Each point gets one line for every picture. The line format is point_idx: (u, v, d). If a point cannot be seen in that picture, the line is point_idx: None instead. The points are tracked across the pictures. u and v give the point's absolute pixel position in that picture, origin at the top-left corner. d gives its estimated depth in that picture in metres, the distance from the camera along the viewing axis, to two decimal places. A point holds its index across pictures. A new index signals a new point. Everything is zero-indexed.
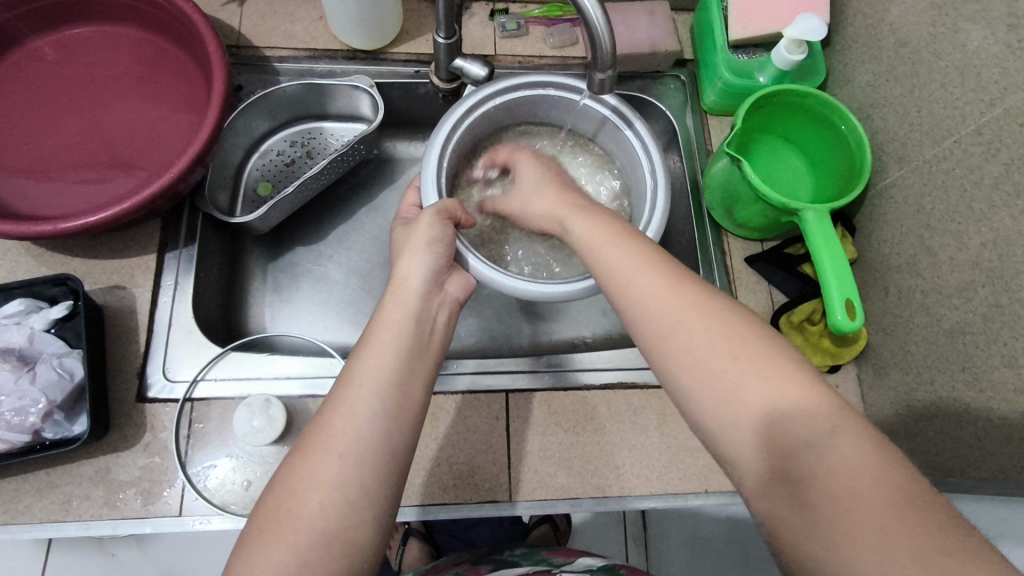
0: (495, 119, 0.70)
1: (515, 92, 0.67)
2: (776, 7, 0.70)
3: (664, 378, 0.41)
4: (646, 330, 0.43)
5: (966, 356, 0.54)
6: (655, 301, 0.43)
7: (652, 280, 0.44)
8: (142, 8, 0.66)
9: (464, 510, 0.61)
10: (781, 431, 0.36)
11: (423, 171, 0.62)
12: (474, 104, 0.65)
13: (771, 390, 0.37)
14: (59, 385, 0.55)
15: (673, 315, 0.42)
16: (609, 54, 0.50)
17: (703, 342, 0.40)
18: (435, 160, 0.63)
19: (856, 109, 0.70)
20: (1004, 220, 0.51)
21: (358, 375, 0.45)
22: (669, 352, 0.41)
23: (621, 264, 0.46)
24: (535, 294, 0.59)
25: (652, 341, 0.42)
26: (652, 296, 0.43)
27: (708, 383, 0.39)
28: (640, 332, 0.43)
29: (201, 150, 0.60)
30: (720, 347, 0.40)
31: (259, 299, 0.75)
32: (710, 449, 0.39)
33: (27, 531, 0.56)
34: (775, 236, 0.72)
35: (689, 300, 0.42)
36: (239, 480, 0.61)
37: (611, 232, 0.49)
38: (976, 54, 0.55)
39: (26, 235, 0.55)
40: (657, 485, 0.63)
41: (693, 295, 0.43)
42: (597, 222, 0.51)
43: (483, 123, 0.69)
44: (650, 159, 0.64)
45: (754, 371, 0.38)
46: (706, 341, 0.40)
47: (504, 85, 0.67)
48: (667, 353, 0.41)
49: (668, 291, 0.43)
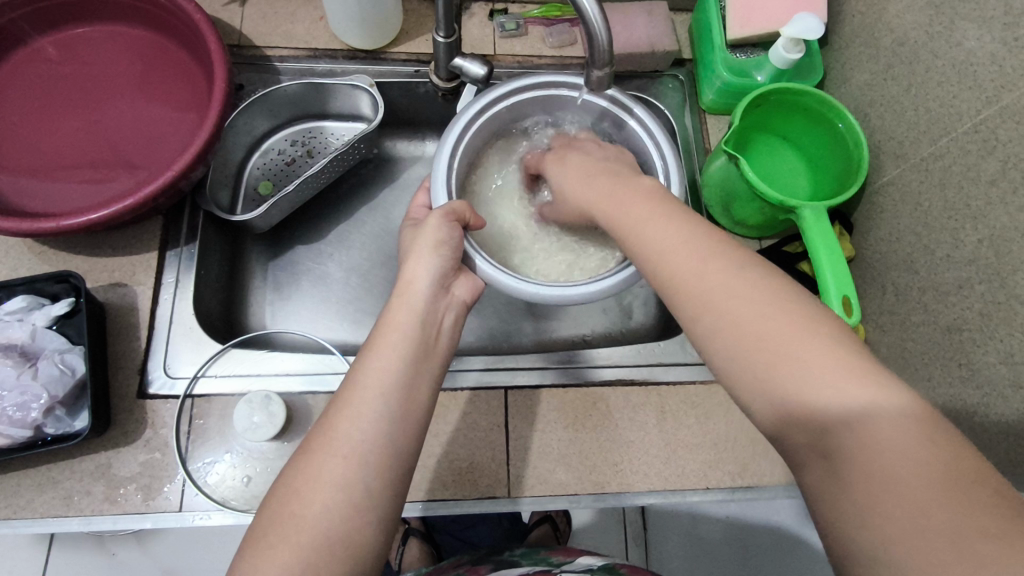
0: (501, 121, 0.69)
1: (519, 95, 0.66)
2: (774, 6, 0.70)
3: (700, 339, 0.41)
4: (681, 303, 0.42)
5: (963, 354, 0.54)
6: (682, 274, 0.43)
7: (671, 264, 0.44)
8: (143, 8, 0.67)
9: (463, 506, 0.61)
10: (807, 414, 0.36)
11: (433, 178, 0.61)
12: (483, 108, 0.65)
13: (796, 365, 0.36)
14: (61, 380, 0.56)
15: (702, 285, 0.42)
16: (606, 52, 0.50)
17: (728, 314, 0.40)
18: (445, 161, 0.62)
19: (854, 107, 0.70)
20: (1000, 217, 0.52)
21: (362, 377, 0.46)
22: (697, 324, 0.41)
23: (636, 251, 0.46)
24: (546, 298, 0.58)
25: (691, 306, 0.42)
26: (682, 270, 0.43)
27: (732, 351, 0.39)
28: (676, 301, 0.43)
29: (203, 148, 0.61)
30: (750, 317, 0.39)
31: (260, 298, 0.76)
32: (744, 412, 0.40)
33: (27, 525, 0.56)
34: (772, 234, 0.73)
35: (718, 270, 0.42)
36: (239, 476, 0.61)
37: (634, 209, 0.49)
38: (971, 53, 0.55)
39: (29, 231, 0.56)
40: (656, 482, 0.63)
41: (721, 266, 0.42)
42: (612, 211, 0.50)
43: (490, 127, 0.68)
44: (658, 145, 0.64)
45: (773, 347, 0.38)
46: (734, 312, 0.40)
47: (509, 88, 0.65)
48: (696, 323, 0.41)
49: (687, 261, 0.43)
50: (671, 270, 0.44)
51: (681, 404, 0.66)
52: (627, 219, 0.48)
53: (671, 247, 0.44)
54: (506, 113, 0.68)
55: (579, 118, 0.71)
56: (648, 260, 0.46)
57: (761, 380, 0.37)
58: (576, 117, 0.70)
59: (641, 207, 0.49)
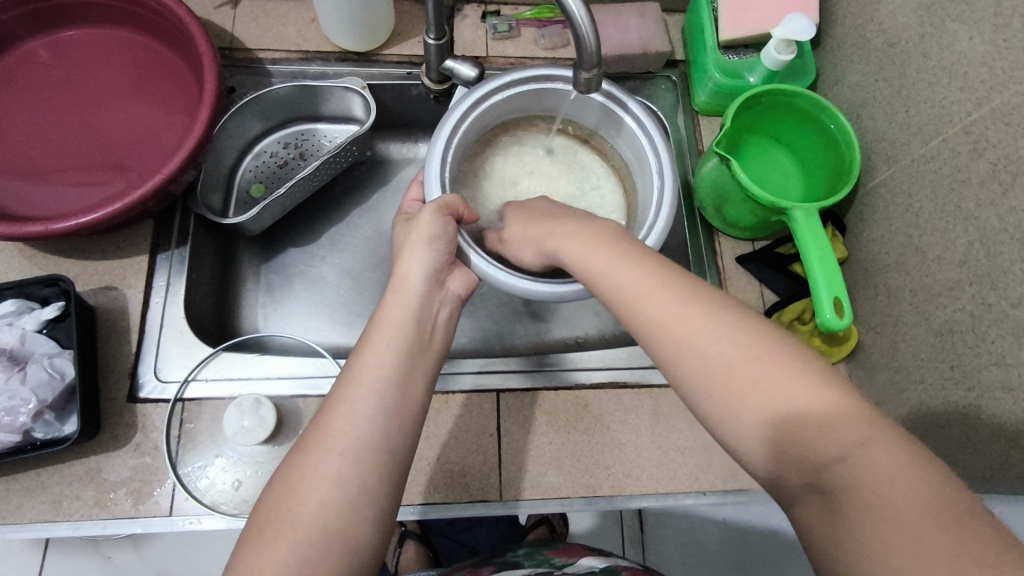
0: (500, 110, 0.68)
1: (519, 86, 0.66)
2: (766, 7, 0.70)
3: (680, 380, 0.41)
4: (652, 343, 0.43)
5: (955, 356, 0.54)
6: (654, 305, 0.43)
7: (645, 292, 0.44)
8: (134, 11, 0.66)
9: (455, 510, 0.61)
10: (794, 438, 0.36)
11: (427, 169, 0.61)
12: (477, 99, 0.64)
13: (781, 396, 0.37)
14: (50, 385, 0.55)
15: (674, 316, 0.42)
16: (595, 54, 0.50)
17: (701, 346, 0.41)
18: (439, 154, 0.62)
19: (847, 108, 0.70)
20: (991, 218, 0.51)
21: (355, 374, 0.45)
22: (668, 354, 0.42)
23: (617, 266, 0.47)
24: (541, 294, 0.57)
25: (664, 348, 0.42)
26: (656, 305, 0.43)
27: (704, 382, 0.40)
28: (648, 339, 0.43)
29: (193, 151, 0.60)
30: (726, 347, 0.40)
31: (252, 300, 0.76)
32: (730, 455, 0.40)
33: (17, 530, 0.56)
34: (765, 236, 0.73)
35: (690, 301, 0.43)
36: (230, 480, 0.61)
37: (612, 240, 0.50)
38: (962, 54, 0.55)
39: (18, 236, 0.55)
40: (648, 485, 0.63)
41: (690, 299, 0.43)
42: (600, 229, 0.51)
43: (489, 117, 0.68)
44: (652, 147, 0.64)
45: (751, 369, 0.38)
46: (704, 343, 0.41)
47: (510, 79, 0.65)
48: (673, 362, 0.42)
49: (662, 297, 0.43)
50: (646, 294, 0.44)
51: (674, 406, 0.66)
52: (589, 256, 0.49)
53: (636, 279, 0.45)
54: (501, 104, 0.67)
55: (576, 112, 0.70)
56: (614, 298, 0.46)
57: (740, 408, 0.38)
58: (573, 109, 0.70)
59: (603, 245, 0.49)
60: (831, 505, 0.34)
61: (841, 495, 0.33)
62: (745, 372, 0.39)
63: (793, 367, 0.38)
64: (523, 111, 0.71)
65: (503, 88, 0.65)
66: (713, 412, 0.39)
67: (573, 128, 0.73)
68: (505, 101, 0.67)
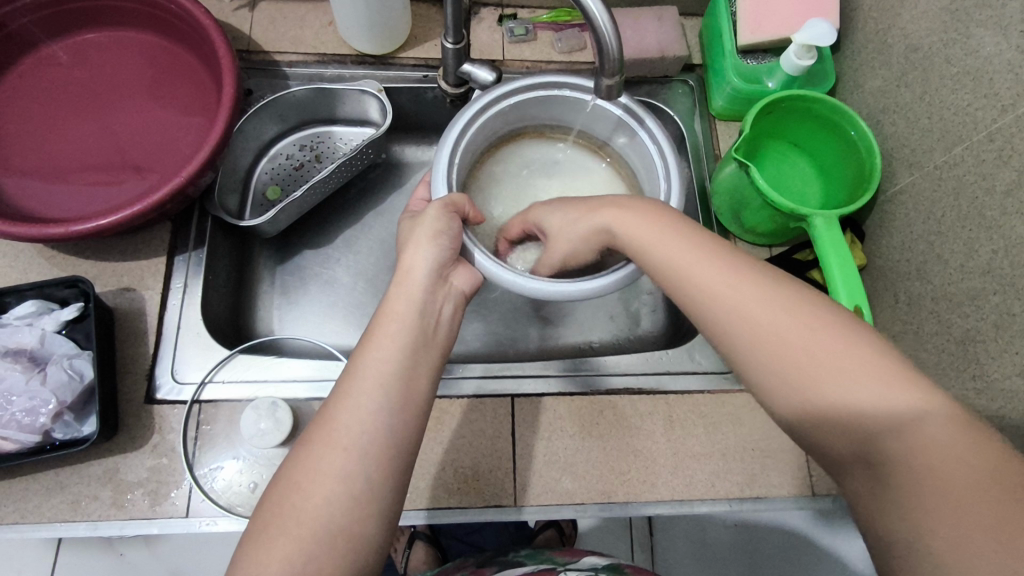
0: (516, 113, 0.69)
1: (531, 94, 0.67)
2: (786, 11, 0.70)
3: (768, 396, 0.40)
4: (736, 348, 0.41)
5: (976, 365, 0.54)
6: (733, 304, 0.42)
7: (719, 283, 0.43)
8: (156, 14, 0.67)
9: (468, 515, 0.61)
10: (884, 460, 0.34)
11: (434, 169, 0.62)
12: (487, 104, 0.65)
13: (874, 397, 0.36)
14: (69, 386, 0.56)
15: (734, 294, 0.42)
16: (616, 60, 0.50)
17: (764, 332, 0.40)
18: (447, 156, 0.62)
19: (867, 114, 0.69)
20: (1015, 227, 0.51)
21: (367, 368, 0.45)
22: (750, 358, 0.40)
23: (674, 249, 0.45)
24: (539, 293, 0.58)
25: (752, 365, 0.40)
26: (736, 305, 0.41)
27: (780, 380, 0.39)
28: (732, 348, 0.41)
29: (211, 153, 0.61)
30: (787, 326, 0.39)
31: (266, 302, 0.76)
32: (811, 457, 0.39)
33: (36, 530, 0.56)
34: (782, 242, 0.72)
35: None
36: (246, 482, 0.61)
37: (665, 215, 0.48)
38: (988, 60, 0.54)
39: (38, 237, 0.56)
40: (663, 492, 0.62)
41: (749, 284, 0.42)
42: (638, 213, 0.50)
43: (497, 123, 0.68)
44: (664, 158, 0.63)
45: (839, 388, 0.37)
46: (747, 305, 0.41)
47: (523, 85, 0.66)
48: (759, 380, 0.40)
49: (739, 286, 0.42)
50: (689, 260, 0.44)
51: (690, 413, 0.66)
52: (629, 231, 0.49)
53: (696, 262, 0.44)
54: (509, 111, 0.68)
55: (588, 123, 0.71)
56: (656, 271, 0.47)
57: (801, 389, 0.38)
58: (585, 121, 0.71)
59: (646, 224, 0.49)
60: (876, 479, 0.34)
61: (894, 473, 0.34)
62: (802, 347, 0.39)
63: (853, 364, 0.37)
64: (546, 119, 0.72)
65: (513, 96, 0.66)
66: (796, 421, 0.38)
67: (585, 137, 0.74)
68: (515, 107, 0.68)
